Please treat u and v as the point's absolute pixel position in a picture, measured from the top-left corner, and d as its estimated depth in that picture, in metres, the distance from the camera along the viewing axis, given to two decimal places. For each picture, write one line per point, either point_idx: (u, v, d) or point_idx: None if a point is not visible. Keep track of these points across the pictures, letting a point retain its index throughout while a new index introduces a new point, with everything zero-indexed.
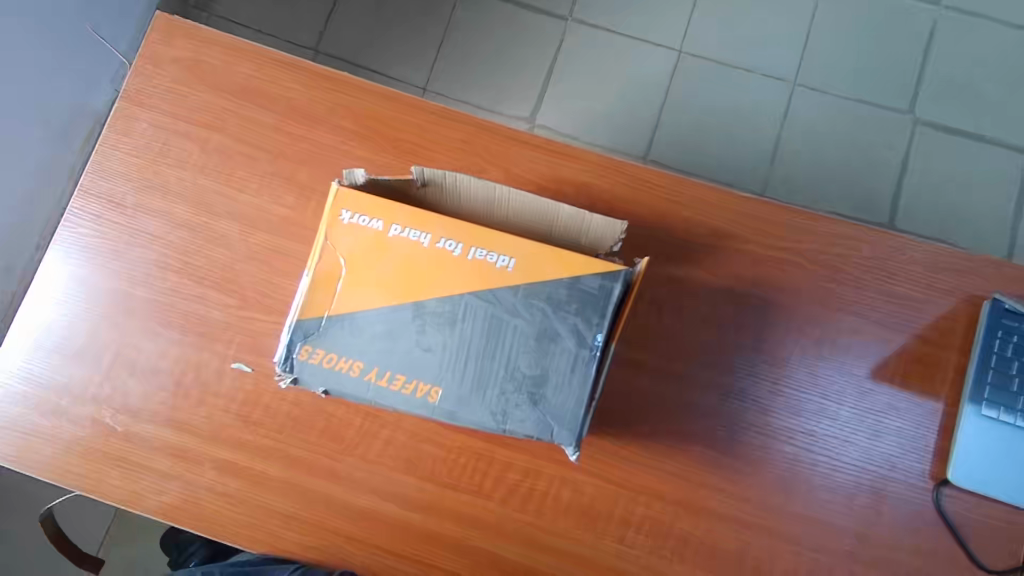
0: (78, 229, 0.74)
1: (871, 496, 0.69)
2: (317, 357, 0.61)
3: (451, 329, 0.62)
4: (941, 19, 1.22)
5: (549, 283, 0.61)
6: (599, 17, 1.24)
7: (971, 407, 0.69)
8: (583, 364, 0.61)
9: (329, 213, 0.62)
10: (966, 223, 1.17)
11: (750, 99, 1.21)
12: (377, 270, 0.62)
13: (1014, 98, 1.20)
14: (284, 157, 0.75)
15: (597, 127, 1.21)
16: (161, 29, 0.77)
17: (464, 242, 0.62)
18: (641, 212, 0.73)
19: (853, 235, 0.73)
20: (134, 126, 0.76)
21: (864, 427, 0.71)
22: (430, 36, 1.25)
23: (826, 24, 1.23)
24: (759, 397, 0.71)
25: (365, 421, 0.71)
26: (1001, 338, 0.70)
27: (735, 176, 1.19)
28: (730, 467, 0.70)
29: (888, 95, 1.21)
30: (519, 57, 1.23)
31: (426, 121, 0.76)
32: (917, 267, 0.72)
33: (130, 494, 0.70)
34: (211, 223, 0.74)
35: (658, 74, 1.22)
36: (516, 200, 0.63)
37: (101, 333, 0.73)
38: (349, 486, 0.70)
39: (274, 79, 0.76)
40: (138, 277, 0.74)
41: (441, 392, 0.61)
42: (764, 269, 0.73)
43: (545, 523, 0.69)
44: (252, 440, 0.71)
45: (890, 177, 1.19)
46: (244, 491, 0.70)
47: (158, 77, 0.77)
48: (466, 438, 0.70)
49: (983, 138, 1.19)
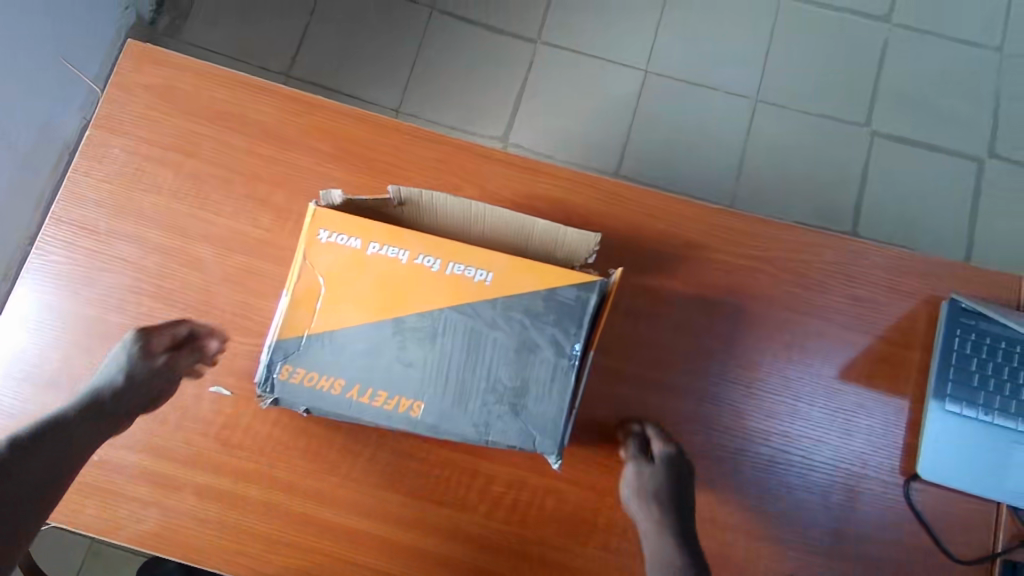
0: (50, 257, 0.74)
1: (845, 494, 0.71)
2: (298, 376, 0.62)
3: (431, 343, 0.63)
4: (893, 36, 1.28)
5: (526, 296, 0.63)
6: (566, 39, 1.27)
7: (935, 403, 0.72)
8: (562, 374, 0.62)
9: (307, 234, 0.63)
10: (926, 230, 1.22)
11: (715, 116, 1.25)
12: (355, 287, 0.63)
13: (964, 109, 1.26)
14: (259, 180, 0.76)
15: (570, 145, 1.24)
16: (132, 57, 0.78)
17: (442, 258, 0.63)
18: (614, 225, 0.75)
19: (816, 242, 0.76)
20: (107, 152, 0.76)
21: (835, 426, 0.73)
22: (401, 60, 1.27)
23: (784, 43, 1.28)
24: (734, 400, 0.73)
25: (347, 438, 0.71)
26: (960, 336, 0.73)
27: (704, 189, 1.23)
28: (708, 471, 0.71)
29: (846, 108, 1.26)
30: (491, 77, 1.26)
31: (402, 142, 0.77)
32: (878, 271, 0.76)
33: (109, 522, 0.69)
34: (188, 247, 0.74)
35: (626, 93, 1.26)
36: (491, 217, 0.64)
37: (74, 359, 0.72)
38: (333, 505, 0.69)
39: (246, 103, 0.77)
40: (112, 302, 0.73)
41: (423, 406, 0.62)
42: (734, 277, 0.75)
43: (531, 534, 0.69)
44: (234, 463, 0.70)
45: (852, 186, 1.24)
46: (226, 514, 0.69)
47: (130, 103, 0.77)
48: (449, 453, 0.71)
49: (938, 147, 1.25)
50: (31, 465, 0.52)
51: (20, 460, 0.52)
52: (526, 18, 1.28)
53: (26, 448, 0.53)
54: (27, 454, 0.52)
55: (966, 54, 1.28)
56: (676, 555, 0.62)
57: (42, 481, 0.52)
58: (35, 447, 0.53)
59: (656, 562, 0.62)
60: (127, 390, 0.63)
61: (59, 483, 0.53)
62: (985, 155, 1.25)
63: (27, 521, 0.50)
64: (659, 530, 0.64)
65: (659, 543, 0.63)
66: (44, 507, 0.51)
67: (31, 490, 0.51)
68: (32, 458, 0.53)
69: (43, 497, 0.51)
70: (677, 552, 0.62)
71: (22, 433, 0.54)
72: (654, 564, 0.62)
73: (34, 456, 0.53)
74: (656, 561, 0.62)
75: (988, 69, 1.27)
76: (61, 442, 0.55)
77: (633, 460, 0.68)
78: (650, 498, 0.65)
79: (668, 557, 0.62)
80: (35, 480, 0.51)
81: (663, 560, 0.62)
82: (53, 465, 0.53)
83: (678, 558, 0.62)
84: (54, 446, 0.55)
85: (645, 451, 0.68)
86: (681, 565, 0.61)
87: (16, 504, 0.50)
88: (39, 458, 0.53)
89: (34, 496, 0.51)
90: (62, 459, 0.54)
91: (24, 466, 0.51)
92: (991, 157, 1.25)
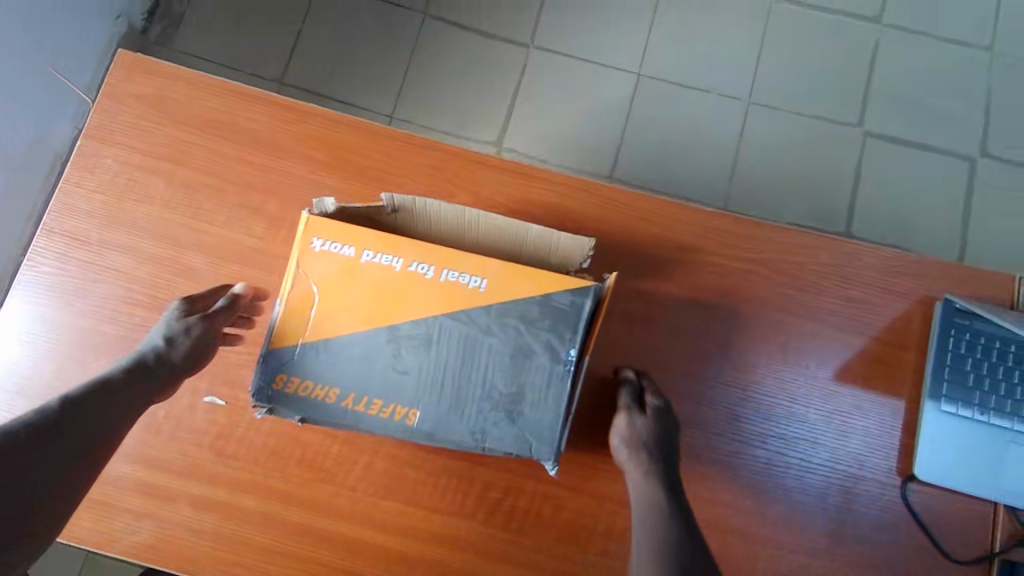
0: (42, 268, 0.73)
1: (842, 496, 0.71)
2: (292, 386, 0.61)
3: (426, 351, 0.62)
4: (884, 36, 1.29)
5: (521, 302, 0.62)
6: (558, 43, 1.28)
7: (931, 404, 0.72)
8: (558, 380, 0.62)
9: (300, 242, 0.63)
10: (919, 229, 1.22)
11: (708, 118, 1.25)
12: (349, 296, 0.63)
13: (955, 108, 1.27)
14: (251, 189, 0.76)
15: (564, 149, 1.24)
16: (123, 67, 0.78)
17: (436, 265, 0.63)
18: (608, 230, 0.75)
19: (810, 243, 0.76)
20: (98, 163, 0.76)
21: (832, 428, 0.73)
22: (394, 66, 1.27)
23: (776, 44, 1.28)
24: (730, 403, 0.73)
25: (343, 447, 0.70)
26: (955, 336, 0.73)
27: (698, 191, 1.23)
28: (706, 475, 0.71)
29: (838, 109, 1.26)
30: (484, 82, 1.26)
31: (395, 149, 0.77)
32: (872, 272, 0.76)
33: (104, 535, 0.68)
34: (181, 257, 0.74)
35: (619, 96, 1.26)
36: (485, 223, 0.64)
37: (66, 371, 0.71)
38: (329, 515, 0.69)
39: (238, 112, 0.77)
40: (105, 313, 0.73)
41: (418, 414, 0.62)
42: (728, 279, 0.75)
43: (528, 540, 0.69)
44: (229, 473, 0.70)
45: (845, 186, 1.24)
46: (222, 525, 0.69)
47: (121, 113, 0.77)
48: (446, 461, 0.70)
49: (930, 146, 1.25)
50: (85, 424, 0.52)
51: (74, 417, 0.52)
52: (518, 23, 1.28)
53: (78, 406, 0.53)
54: (79, 412, 0.52)
55: (957, 54, 1.28)
56: (663, 500, 0.62)
57: (94, 441, 0.52)
58: (87, 406, 0.53)
59: (643, 506, 0.62)
60: (172, 353, 0.62)
61: (108, 444, 0.53)
62: (977, 154, 1.25)
63: (81, 479, 0.51)
64: (647, 476, 0.64)
65: (647, 489, 0.63)
66: (95, 467, 0.52)
67: (84, 449, 0.51)
68: (84, 416, 0.53)
69: (95, 457, 0.52)
70: (664, 498, 0.62)
71: (73, 394, 0.53)
72: (640, 508, 0.62)
73: (86, 415, 0.53)
74: (643, 506, 0.62)
75: (979, 68, 1.28)
76: (110, 404, 0.55)
77: (626, 409, 0.68)
78: (641, 446, 0.66)
79: (656, 503, 0.62)
80: (87, 440, 0.52)
81: (650, 505, 0.62)
82: (104, 426, 0.54)
83: (665, 503, 0.62)
84: (105, 406, 0.55)
85: (637, 402, 0.69)
86: (668, 510, 0.61)
87: (70, 461, 0.50)
88: (91, 417, 0.53)
89: (88, 455, 0.51)
90: (111, 420, 0.54)
91: (81, 421, 0.52)
92: (983, 156, 1.25)
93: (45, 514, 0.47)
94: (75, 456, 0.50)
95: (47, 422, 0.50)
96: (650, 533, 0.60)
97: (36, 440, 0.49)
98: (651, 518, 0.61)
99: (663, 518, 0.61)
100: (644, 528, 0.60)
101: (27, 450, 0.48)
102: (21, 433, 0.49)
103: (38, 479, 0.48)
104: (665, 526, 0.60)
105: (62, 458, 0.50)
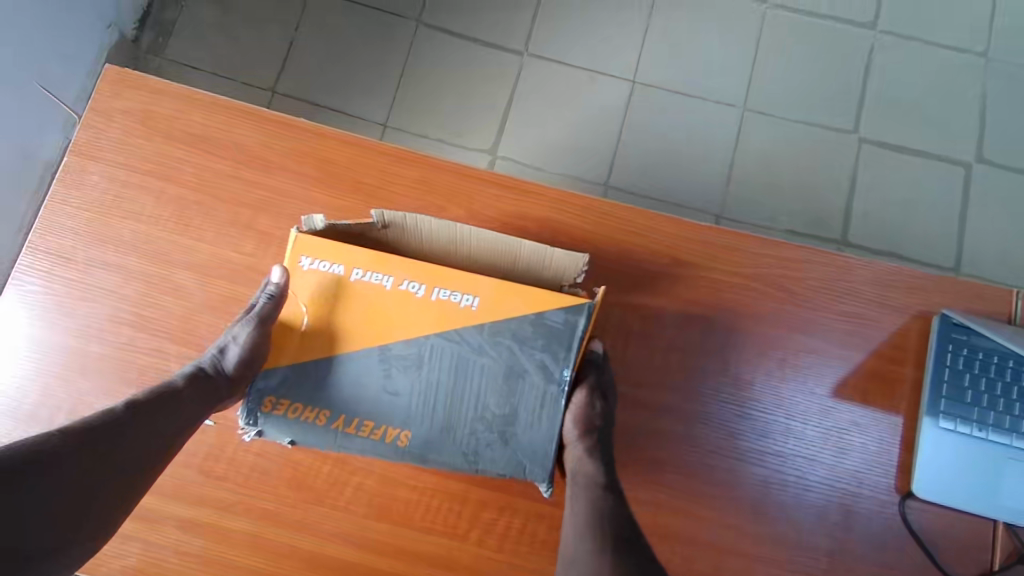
0: (28, 287, 0.72)
1: (840, 513, 0.70)
2: (281, 408, 0.61)
3: (417, 371, 0.62)
4: (879, 42, 1.28)
5: (514, 321, 0.61)
6: (553, 50, 1.27)
7: (929, 420, 0.71)
8: (552, 400, 0.61)
9: (289, 261, 0.63)
10: (914, 237, 1.22)
11: (703, 125, 1.25)
12: (341, 314, 0.62)
13: (950, 114, 1.26)
14: (241, 205, 0.75)
15: (559, 157, 1.23)
16: (111, 81, 0.77)
17: (427, 283, 0.62)
18: (602, 244, 0.75)
19: (807, 256, 0.75)
20: (85, 180, 0.75)
21: (829, 445, 0.72)
22: (388, 73, 1.26)
23: (771, 50, 1.28)
24: (726, 420, 0.72)
25: (333, 467, 0.69)
26: (952, 351, 0.73)
27: (692, 198, 1.22)
28: (702, 494, 0.70)
29: (834, 116, 1.26)
30: (479, 89, 1.25)
31: (386, 163, 0.76)
32: (869, 286, 0.75)
33: (91, 560, 0.67)
34: (169, 274, 0.73)
35: (614, 104, 1.25)
36: (478, 238, 0.63)
37: (53, 391, 0.70)
38: (319, 536, 0.68)
39: (229, 127, 0.76)
40: (91, 332, 0.72)
41: (410, 435, 0.61)
42: (724, 294, 0.74)
43: (522, 562, 0.68)
44: (218, 495, 0.68)
45: (840, 193, 1.23)
46: (210, 549, 0.67)
47: (109, 129, 0.76)
48: (439, 481, 0.69)
49: (926, 153, 1.25)
50: (143, 433, 0.56)
51: (136, 424, 0.56)
52: (511, 30, 1.28)
53: (140, 413, 0.57)
54: (140, 420, 0.56)
55: (952, 59, 1.28)
56: (600, 477, 0.63)
57: (148, 452, 0.56)
58: (149, 415, 0.57)
59: (581, 480, 0.63)
60: (226, 363, 0.63)
61: (162, 456, 0.57)
62: (972, 160, 1.25)
63: (131, 487, 0.55)
64: (590, 455, 0.64)
65: (586, 466, 0.64)
66: (147, 478, 0.56)
67: (139, 459, 0.55)
68: (146, 426, 0.57)
69: (148, 469, 0.56)
70: (600, 474, 0.63)
71: (135, 399, 0.58)
72: (576, 483, 0.63)
73: (146, 424, 0.57)
74: (578, 480, 0.63)
75: (973, 74, 1.28)
76: (168, 415, 0.59)
77: (587, 387, 0.66)
78: (592, 427, 0.65)
79: (594, 479, 0.63)
80: (142, 450, 0.56)
81: (586, 480, 0.63)
82: (162, 437, 0.57)
83: (601, 478, 0.63)
84: (164, 413, 0.58)
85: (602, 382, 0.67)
86: (603, 484, 0.62)
87: (126, 470, 0.54)
88: (150, 427, 0.57)
89: (140, 466, 0.55)
90: (166, 431, 0.58)
91: (140, 429, 0.56)
92: (979, 162, 1.25)
93: (97, 519, 0.52)
94: (128, 465, 0.55)
95: (110, 427, 0.55)
96: (585, 509, 0.60)
97: (99, 443, 0.53)
98: (585, 492, 0.62)
99: (598, 491, 0.62)
100: (579, 502, 0.61)
101: (90, 452, 0.52)
102: (89, 435, 0.53)
103: (93, 483, 0.52)
104: (599, 499, 0.61)
105: (119, 464, 0.54)
